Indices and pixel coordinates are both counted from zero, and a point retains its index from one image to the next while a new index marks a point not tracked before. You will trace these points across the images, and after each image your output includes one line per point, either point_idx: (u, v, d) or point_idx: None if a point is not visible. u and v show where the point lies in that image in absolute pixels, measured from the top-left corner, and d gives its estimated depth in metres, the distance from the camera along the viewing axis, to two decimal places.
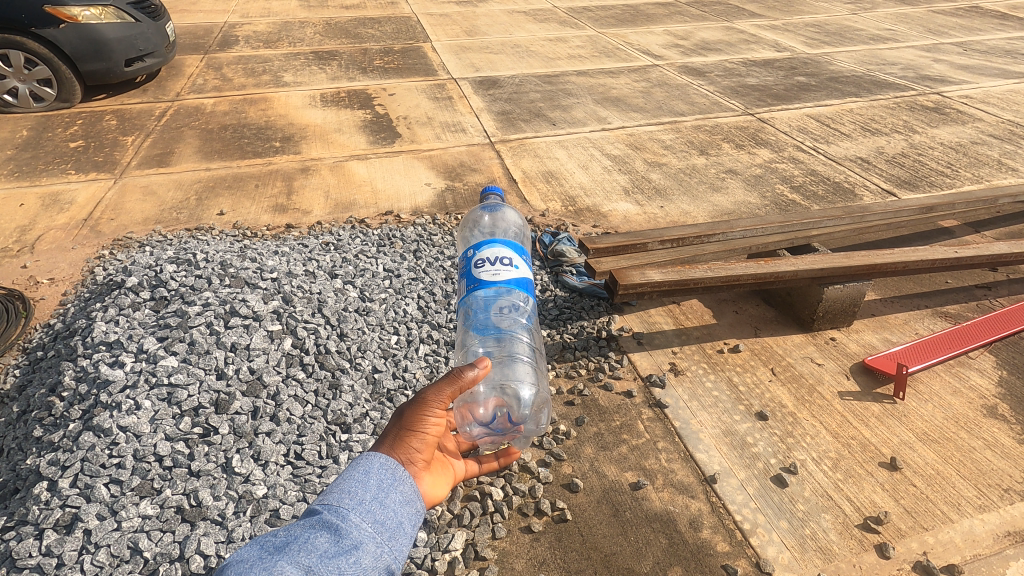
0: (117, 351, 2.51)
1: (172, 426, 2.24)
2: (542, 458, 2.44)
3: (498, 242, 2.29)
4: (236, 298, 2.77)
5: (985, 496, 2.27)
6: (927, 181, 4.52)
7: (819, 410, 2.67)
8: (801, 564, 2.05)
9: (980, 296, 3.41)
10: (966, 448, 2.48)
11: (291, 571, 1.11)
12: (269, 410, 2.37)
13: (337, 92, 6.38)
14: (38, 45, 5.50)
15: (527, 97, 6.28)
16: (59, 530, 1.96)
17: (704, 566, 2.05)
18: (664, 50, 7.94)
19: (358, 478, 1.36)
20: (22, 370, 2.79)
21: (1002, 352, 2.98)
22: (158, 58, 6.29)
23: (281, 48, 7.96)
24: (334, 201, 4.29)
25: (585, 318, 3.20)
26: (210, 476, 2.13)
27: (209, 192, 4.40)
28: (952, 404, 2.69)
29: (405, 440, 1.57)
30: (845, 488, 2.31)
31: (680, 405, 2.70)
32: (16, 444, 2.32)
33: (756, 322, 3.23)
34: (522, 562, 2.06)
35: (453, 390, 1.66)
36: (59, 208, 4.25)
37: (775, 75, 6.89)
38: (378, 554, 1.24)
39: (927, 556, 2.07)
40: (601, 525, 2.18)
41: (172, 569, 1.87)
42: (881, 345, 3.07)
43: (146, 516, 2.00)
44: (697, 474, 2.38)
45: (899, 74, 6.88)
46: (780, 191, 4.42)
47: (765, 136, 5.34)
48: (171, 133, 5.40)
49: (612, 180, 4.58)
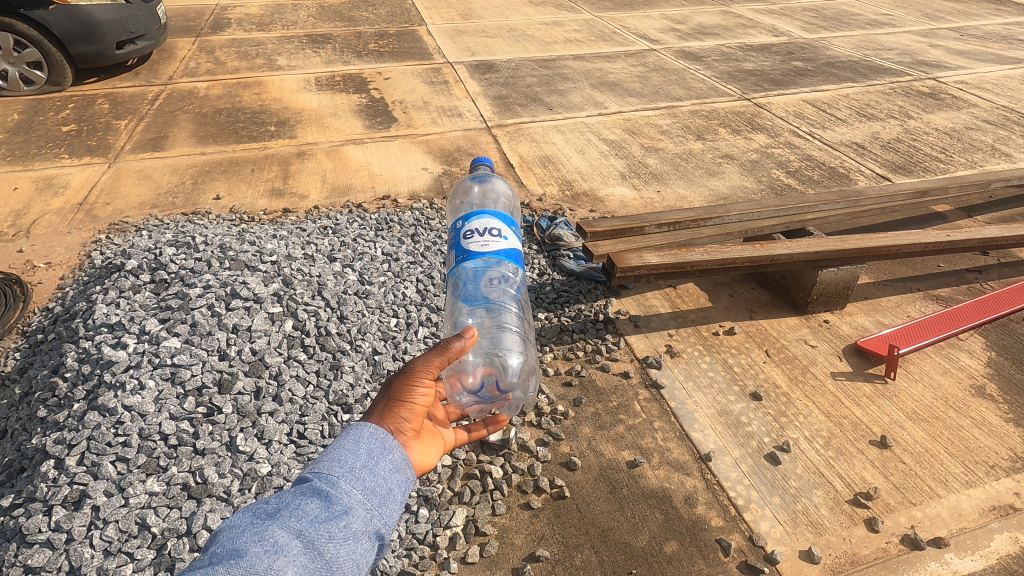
0: (120, 332, 2.53)
1: (176, 405, 2.27)
2: (541, 437, 2.48)
3: (487, 213, 2.29)
4: (236, 281, 2.79)
5: (972, 473, 2.33)
6: (921, 166, 4.57)
7: (812, 390, 2.72)
8: (792, 538, 2.11)
9: (971, 280, 3.46)
10: (955, 426, 2.54)
11: (282, 536, 1.13)
12: (272, 390, 2.40)
13: (332, 75, 6.34)
14: (28, 26, 5.40)
15: (524, 80, 6.27)
16: (67, 507, 1.99)
17: (698, 541, 2.10)
18: (661, 34, 7.94)
19: (348, 447, 1.34)
20: (23, 353, 2.81)
21: (992, 334, 3.04)
22: (150, 40, 6.21)
23: (274, 31, 7.89)
24: (331, 185, 4.30)
25: (582, 301, 3.23)
26: (215, 454, 2.16)
27: (205, 176, 4.40)
28: (941, 384, 2.75)
29: (394, 410, 1.55)
30: (836, 465, 2.37)
31: (677, 386, 2.75)
32: (20, 425, 2.35)
33: (751, 305, 3.27)
34: (521, 537, 2.12)
35: (441, 361, 1.69)
36: (54, 192, 4.23)
37: (772, 60, 6.90)
38: (368, 519, 1.25)
39: (915, 530, 2.13)
40: (598, 502, 2.23)
41: (180, 544, 1.91)
42: (873, 328, 3.11)
43: (153, 493, 2.03)
44: (692, 452, 2.43)
45: (895, 60, 6.88)
46: (776, 176, 4.45)
47: (761, 121, 5.34)
48: (164, 116, 5.35)
49: (609, 165, 4.59)
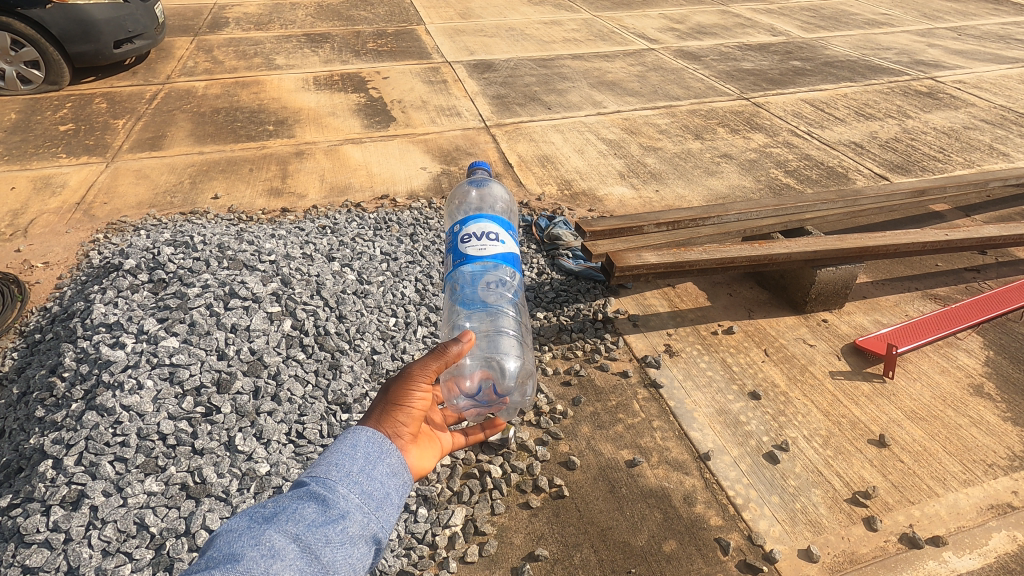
0: (118, 332, 2.53)
1: (174, 405, 2.27)
2: (540, 437, 2.48)
3: (485, 217, 2.29)
4: (235, 280, 2.79)
5: (970, 472, 2.34)
6: (919, 166, 4.58)
7: (811, 389, 2.72)
8: (791, 537, 2.11)
9: (969, 279, 3.47)
10: (953, 425, 2.54)
11: (278, 540, 1.13)
12: (270, 390, 2.39)
13: (331, 75, 6.33)
14: (25, 25, 5.38)
15: (523, 80, 6.27)
16: (65, 507, 1.98)
17: (696, 540, 2.11)
18: (660, 33, 7.94)
19: (344, 451, 1.34)
20: (21, 353, 2.80)
21: (990, 333, 3.04)
22: (147, 40, 6.20)
23: (272, 30, 7.87)
24: (330, 184, 4.30)
25: (581, 301, 3.24)
26: (213, 454, 2.16)
27: (203, 175, 4.39)
28: (940, 383, 2.76)
29: (392, 414, 1.55)
30: (835, 464, 2.37)
31: (676, 385, 2.75)
32: (18, 425, 2.34)
33: (750, 305, 3.28)
34: (521, 537, 2.12)
35: (439, 364, 1.69)
36: (52, 191, 4.23)
37: (770, 59, 6.91)
38: (365, 523, 1.25)
39: (913, 529, 2.13)
40: (598, 501, 2.23)
41: (179, 544, 1.91)
42: (871, 327, 3.12)
43: (152, 493, 2.03)
44: (691, 451, 2.44)
45: (893, 59, 6.89)
46: (774, 175, 4.45)
47: (760, 121, 5.35)
48: (163, 116, 5.34)
49: (607, 164, 4.59)
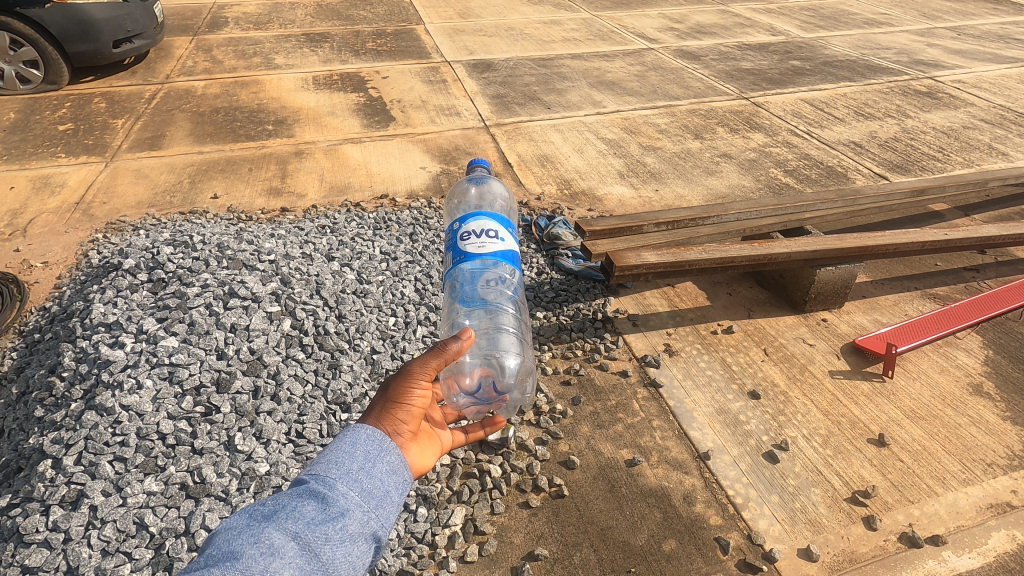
0: (117, 332, 2.53)
1: (174, 405, 2.27)
2: (540, 436, 2.48)
3: (484, 214, 2.29)
4: (234, 279, 2.79)
5: (969, 471, 2.34)
6: (918, 165, 4.58)
7: (811, 389, 2.72)
8: (791, 536, 2.11)
9: (968, 278, 3.47)
10: (952, 424, 2.55)
11: (277, 538, 1.13)
12: (270, 389, 2.39)
13: (330, 75, 6.33)
14: (24, 25, 5.37)
15: (522, 79, 6.26)
16: (64, 506, 1.98)
17: (696, 539, 2.11)
18: (659, 33, 7.94)
19: (344, 450, 1.34)
20: (20, 352, 2.80)
21: (990, 333, 3.04)
22: (146, 39, 6.19)
23: (271, 30, 7.85)
24: (329, 184, 4.29)
25: (580, 300, 3.24)
26: (213, 454, 2.15)
27: (203, 175, 4.39)
28: (939, 382, 2.76)
29: (391, 412, 1.55)
30: (834, 463, 2.37)
31: (675, 384, 2.75)
32: (17, 424, 2.34)
33: (749, 304, 3.28)
34: (521, 536, 2.12)
35: (439, 362, 1.68)
36: (51, 191, 4.22)
37: (770, 59, 6.91)
38: (365, 521, 1.25)
39: (913, 528, 2.13)
40: (597, 500, 2.23)
41: (178, 544, 1.91)
42: (871, 326, 3.12)
43: (151, 492, 2.03)
44: (691, 451, 2.44)
45: (892, 59, 6.90)
46: (774, 175, 4.45)
47: (759, 120, 5.35)
48: (162, 116, 5.33)
49: (607, 164, 4.59)
